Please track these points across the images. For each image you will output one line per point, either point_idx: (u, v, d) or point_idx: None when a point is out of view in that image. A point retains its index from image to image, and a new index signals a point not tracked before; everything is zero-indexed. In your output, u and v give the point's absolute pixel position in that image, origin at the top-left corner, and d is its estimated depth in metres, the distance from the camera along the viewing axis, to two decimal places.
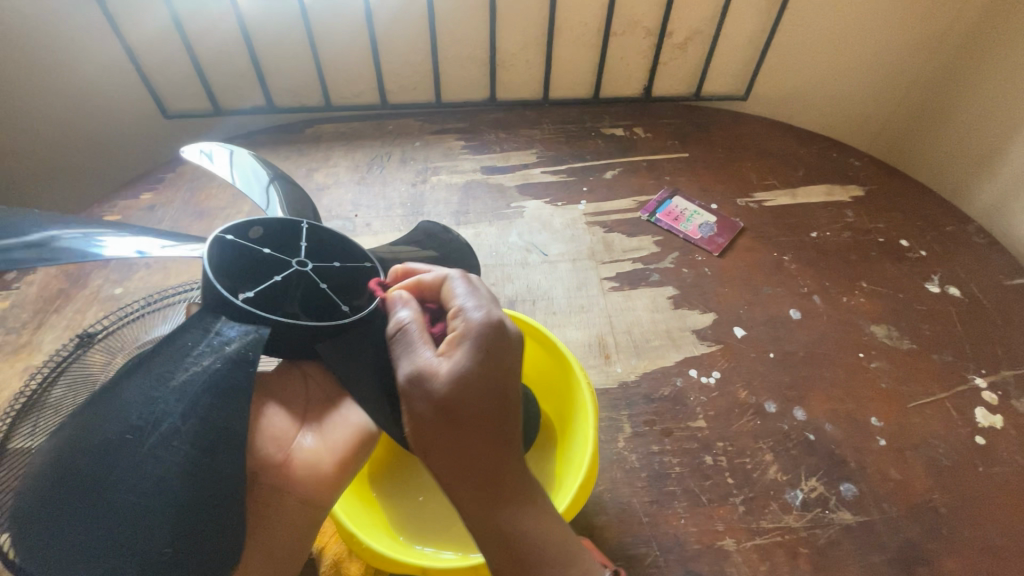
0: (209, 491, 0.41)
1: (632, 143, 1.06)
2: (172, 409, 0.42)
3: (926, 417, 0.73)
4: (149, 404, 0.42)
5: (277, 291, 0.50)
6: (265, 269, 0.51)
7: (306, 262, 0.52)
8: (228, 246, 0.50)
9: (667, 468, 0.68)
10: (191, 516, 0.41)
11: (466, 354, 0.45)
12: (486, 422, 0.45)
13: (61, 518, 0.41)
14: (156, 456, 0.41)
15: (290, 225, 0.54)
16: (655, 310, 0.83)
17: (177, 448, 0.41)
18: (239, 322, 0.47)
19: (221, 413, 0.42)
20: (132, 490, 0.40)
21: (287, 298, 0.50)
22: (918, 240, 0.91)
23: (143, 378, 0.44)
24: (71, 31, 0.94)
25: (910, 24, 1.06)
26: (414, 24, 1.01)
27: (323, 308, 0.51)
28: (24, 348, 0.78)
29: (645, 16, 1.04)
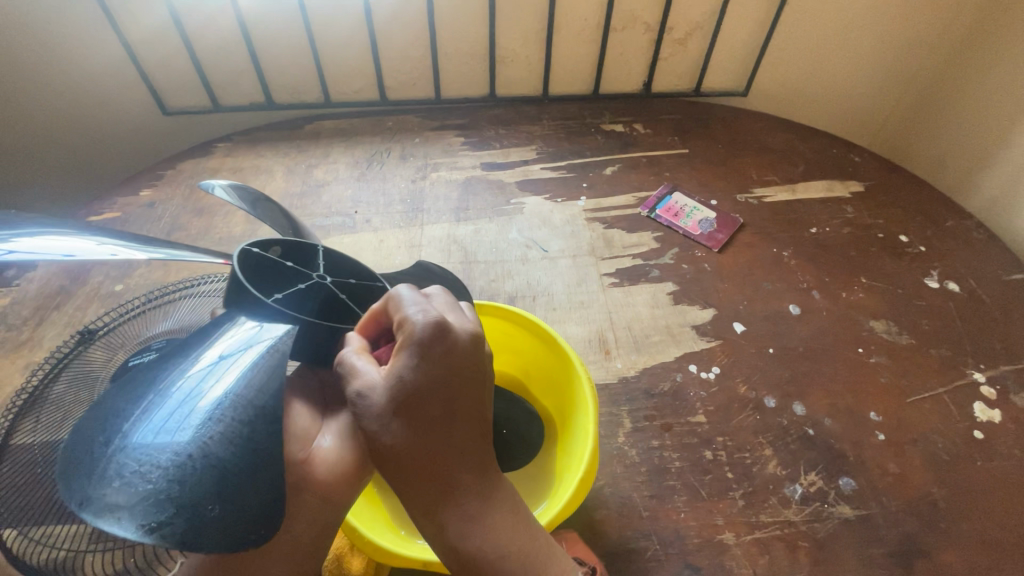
0: (258, 447, 0.39)
1: (632, 139, 1.06)
2: (223, 378, 0.42)
3: (925, 411, 0.73)
4: (188, 384, 0.42)
5: (300, 302, 0.52)
6: (287, 282, 0.53)
7: (325, 276, 0.54)
8: (252, 258, 0.51)
9: (667, 463, 0.68)
10: (227, 480, 0.38)
11: (412, 366, 0.42)
12: (433, 443, 0.43)
13: (85, 491, 0.36)
14: (209, 414, 0.40)
15: (307, 242, 0.56)
16: (655, 305, 0.83)
17: (214, 416, 0.40)
18: (256, 321, 0.47)
19: (273, 379, 0.43)
20: (166, 456, 0.37)
21: (309, 309, 0.52)
22: (917, 235, 0.91)
23: (193, 358, 0.45)
24: (70, 27, 0.94)
25: (910, 20, 1.06)
26: (413, 19, 1.01)
27: (344, 320, 0.54)
28: (25, 345, 0.78)
29: (645, 12, 1.04)
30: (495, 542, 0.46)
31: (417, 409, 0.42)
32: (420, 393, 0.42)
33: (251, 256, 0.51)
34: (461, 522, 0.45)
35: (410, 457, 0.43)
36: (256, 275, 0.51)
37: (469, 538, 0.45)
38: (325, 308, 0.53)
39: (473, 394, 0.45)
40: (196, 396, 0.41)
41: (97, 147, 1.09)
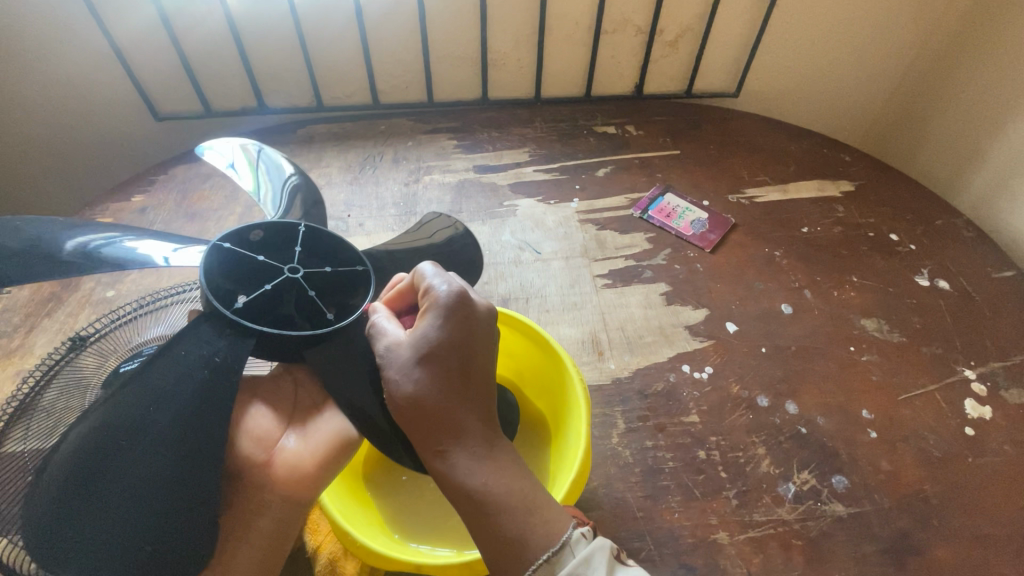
0: (179, 491, 0.44)
1: (624, 140, 1.07)
2: (156, 417, 0.45)
3: (916, 409, 0.74)
4: (134, 412, 0.44)
5: (266, 301, 0.51)
6: (256, 278, 0.52)
7: (297, 269, 0.54)
8: (221, 254, 0.52)
9: (660, 463, 0.68)
10: (167, 516, 0.44)
11: (434, 325, 0.48)
12: (453, 390, 0.47)
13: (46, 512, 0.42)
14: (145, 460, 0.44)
15: (288, 229, 0.56)
16: (649, 306, 0.83)
17: (160, 453, 0.44)
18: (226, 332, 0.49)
19: (208, 421, 0.46)
20: (114, 490, 0.43)
21: (278, 306, 0.52)
22: (907, 234, 0.92)
23: (131, 385, 0.46)
24: (61, 33, 0.94)
25: (898, 21, 1.07)
26: (404, 24, 1.01)
27: (310, 316, 0.53)
28: (16, 352, 0.77)
29: (635, 15, 1.04)
30: (501, 481, 0.46)
31: (437, 359, 0.47)
32: (445, 341, 0.48)
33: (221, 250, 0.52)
34: (477, 467, 0.47)
35: (427, 398, 0.47)
36: (221, 274, 0.52)
37: (477, 476, 0.46)
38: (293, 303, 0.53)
39: (489, 352, 0.50)
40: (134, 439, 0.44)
41: (88, 152, 1.08)
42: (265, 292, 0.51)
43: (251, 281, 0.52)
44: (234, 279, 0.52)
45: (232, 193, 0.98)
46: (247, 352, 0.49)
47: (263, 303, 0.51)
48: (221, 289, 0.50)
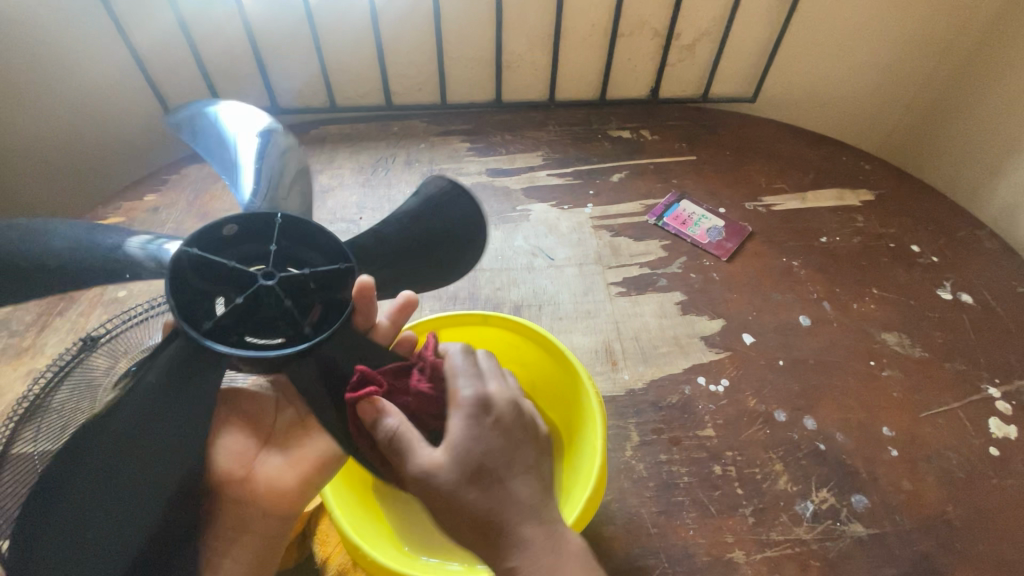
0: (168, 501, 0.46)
1: (639, 145, 1.05)
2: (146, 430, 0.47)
3: (938, 427, 0.72)
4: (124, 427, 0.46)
5: (246, 312, 0.51)
6: (231, 284, 0.51)
7: (272, 274, 0.51)
8: (192, 261, 0.51)
9: (675, 478, 0.67)
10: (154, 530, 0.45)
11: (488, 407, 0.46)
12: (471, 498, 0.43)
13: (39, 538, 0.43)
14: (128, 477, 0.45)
15: (262, 221, 0.53)
16: (663, 315, 0.82)
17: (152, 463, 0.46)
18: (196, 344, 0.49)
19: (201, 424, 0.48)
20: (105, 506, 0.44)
21: (253, 315, 0.51)
22: (930, 245, 0.90)
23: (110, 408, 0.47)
24: (74, 31, 0.93)
25: (921, 26, 1.05)
26: (420, 24, 1.00)
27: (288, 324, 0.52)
28: (28, 351, 0.77)
29: (653, 18, 1.03)
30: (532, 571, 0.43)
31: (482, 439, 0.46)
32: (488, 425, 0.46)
33: (193, 257, 0.51)
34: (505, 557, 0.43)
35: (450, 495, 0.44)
36: (192, 286, 0.50)
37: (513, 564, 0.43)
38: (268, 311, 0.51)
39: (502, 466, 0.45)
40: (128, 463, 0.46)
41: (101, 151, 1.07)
42: (246, 302, 0.51)
43: (227, 286, 0.51)
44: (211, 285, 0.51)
45: None
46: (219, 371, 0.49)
47: (242, 313, 0.51)
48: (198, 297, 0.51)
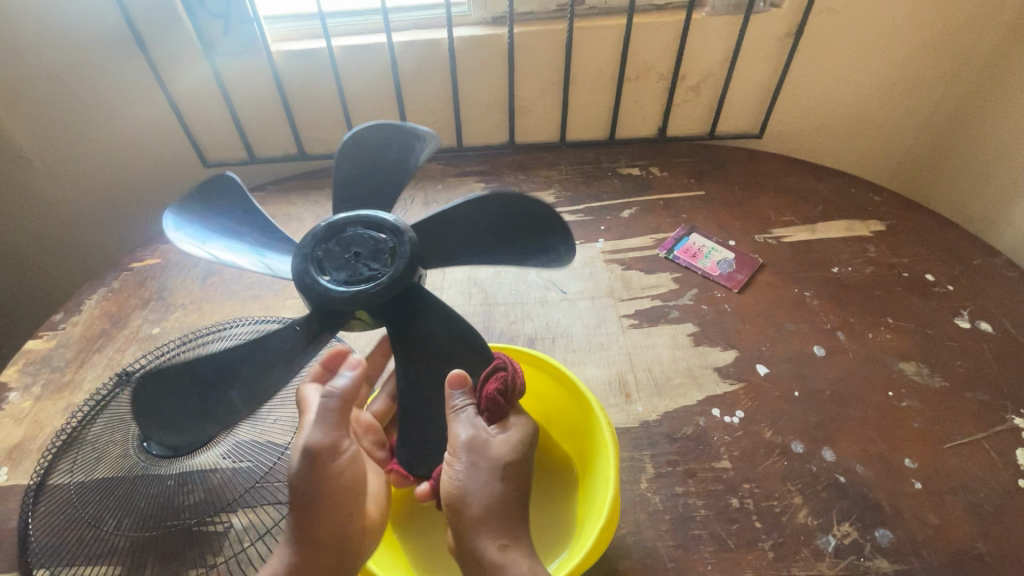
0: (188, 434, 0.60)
1: (648, 182, 1.09)
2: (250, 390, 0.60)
3: (963, 458, 0.70)
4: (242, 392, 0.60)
5: (348, 261, 0.58)
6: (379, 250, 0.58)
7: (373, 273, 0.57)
8: (405, 244, 0.58)
9: (692, 511, 0.66)
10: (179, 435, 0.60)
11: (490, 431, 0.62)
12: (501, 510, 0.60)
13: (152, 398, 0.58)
14: (183, 392, 0.58)
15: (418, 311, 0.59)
16: (676, 347, 0.83)
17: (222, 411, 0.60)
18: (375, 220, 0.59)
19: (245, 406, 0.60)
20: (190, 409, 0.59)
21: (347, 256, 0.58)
22: (944, 274, 0.90)
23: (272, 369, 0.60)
24: (117, 86, 1.02)
25: (924, 64, 1.08)
26: (435, 72, 1.07)
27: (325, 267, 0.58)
28: (67, 387, 0.81)
29: (658, 62, 1.08)
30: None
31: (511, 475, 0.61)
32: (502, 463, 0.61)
33: (391, 230, 0.59)
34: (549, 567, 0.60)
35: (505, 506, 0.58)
36: (356, 228, 0.59)
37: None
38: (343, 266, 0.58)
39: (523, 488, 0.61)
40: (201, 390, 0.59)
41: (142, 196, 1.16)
42: (362, 256, 0.58)
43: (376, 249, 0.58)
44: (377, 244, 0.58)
45: None
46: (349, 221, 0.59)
47: (346, 260, 0.58)
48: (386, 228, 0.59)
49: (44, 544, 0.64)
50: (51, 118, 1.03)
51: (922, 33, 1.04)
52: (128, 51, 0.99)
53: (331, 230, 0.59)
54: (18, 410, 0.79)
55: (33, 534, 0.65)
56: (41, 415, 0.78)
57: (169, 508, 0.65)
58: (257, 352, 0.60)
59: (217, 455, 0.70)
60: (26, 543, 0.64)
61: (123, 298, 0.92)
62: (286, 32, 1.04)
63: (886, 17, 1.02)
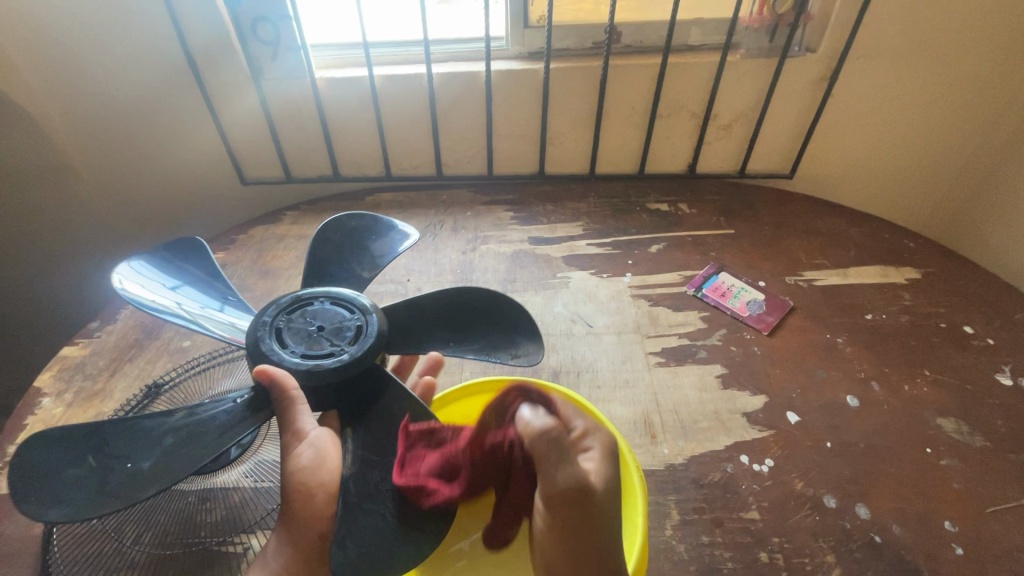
0: (81, 490, 0.49)
1: (677, 218, 1.09)
2: (178, 465, 0.52)
3: (1007, 525, 0.67)
4: (171, 464, 0.52)
5: (310, 335, 0.59)
6: (344, 326, 0.60)
7: (335, 346, 0.58)
8: (369, 324, 0.61)
9: (719, 563, 0.64)
10: (79, 485, 0.50)
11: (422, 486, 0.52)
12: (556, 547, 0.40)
13: (72, 447, 0.52)
14: (83, 462, 0.51)
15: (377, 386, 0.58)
16: (703, 389, 0.81)
17: (136, 474, 0.51)
18: (347, 300, 0.63)
19: (165, 477, 0.51)
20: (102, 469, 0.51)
21: (310, 326, 0.60)
22: (984, 326, 0.87)
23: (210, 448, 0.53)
24: (170, 111, 1.07)
25: (962, 110, 1.07)
26: (471, 103, 1.10)
27: (284, 335, 0.59)
28: (97, 395, 0.82)
29: (691, 101, 1.09)
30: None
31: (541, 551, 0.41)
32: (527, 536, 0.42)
33: (357, 309, 0.62)
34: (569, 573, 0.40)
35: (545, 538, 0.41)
36: (324, 303, 0.63)
37: None
38: (306, 334, 0.59)
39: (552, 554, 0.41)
40: (103, 461, 0.51)
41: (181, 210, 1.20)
42: (324, 331, 0.60)
43: (340, 326, 0.60)
44: (343, 321, 0.61)
45: (302, 253, 1.05)
46: (318, 296, 0.63)
47: (307, 333, 0.59)
48: (354, 307, 0.63)
49: (63, 554, 0.65)
50: (104, 133, 1.08)
51: (962, 78, 1.03)
52: (184, 79, 1.04)
53: (299, 301, 0.62)
54: (49, 416, 0.80)
55: (56, 549, 0.65)
56: (71, 421, 0.79)
57: (190, 525, 0.67)
58: (188, 419, 0.55)
59: (239, 474, 0.71)
60: (46, 550, 0.64)
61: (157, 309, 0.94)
62: (329, 60, 1.08)
63: (923, 63, 1.02)
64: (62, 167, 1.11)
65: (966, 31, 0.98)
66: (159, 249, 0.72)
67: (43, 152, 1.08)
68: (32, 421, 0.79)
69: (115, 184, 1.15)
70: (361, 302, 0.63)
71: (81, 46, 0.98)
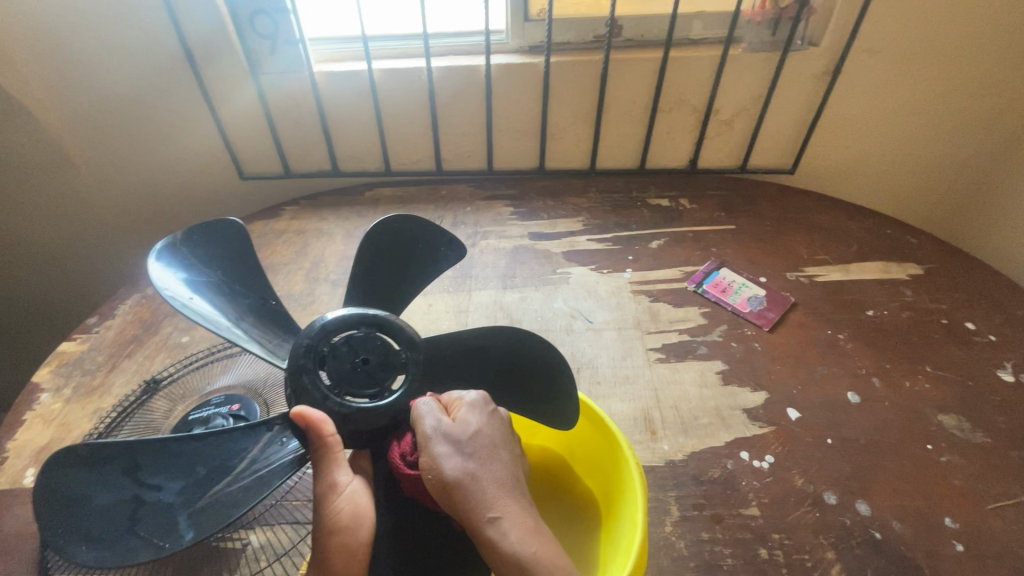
0: (114, 528, 0.49)
1: (678, 214, 1.08)
2: (210, 512, 0.51)
3: (1008, 521, 0.67)
4: (200, 513, 0.51)
5: (355, 369, 0.56)
6: (390, 362, 0.58)
7: (380, 387, 0.57)
8: (415, 363, 0.58)
9: (718, 559, 0.64)
10: (113, 521, 0.49)
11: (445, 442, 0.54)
12: None
13: (106, 477, 0.50)
14: (118, 494, 0.50)
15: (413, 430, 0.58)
16: (704, 385, 0.81)
17: (165, 521, 0.50)
18: (394, 329, 0.59)
19: (193, 525, 0.50)
20: (134, 508, 0.50)
21: (353, 357, 0.57)
22: (986, 323, 0.87)
23: (244, 494, 0.53)
24: (168, 105, 1.06)
25: (967, 105, 1.06)
26: (471, 97, 1.09)
27: (327, 365, 0.56)
28: (96, 391, 0.82)
29: (692, 95, 1.08)
30: None
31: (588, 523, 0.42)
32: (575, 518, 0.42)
33: (403, 342, 0.59)
34: None
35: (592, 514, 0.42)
36: (370, 329, 0.58)
37: None
38: (349, 368, 0.56)
39: None
40: (137, 496, 0.50)
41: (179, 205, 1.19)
42: (369, 366, 0.57)
43: (385, 361, 0.57)
44: (389, 354, 0.58)
45: (301, 248, 1.04)
46: (365, 320, 0.59)
47: (352, 366, 0.56)
48: (401, 339, 0.59)
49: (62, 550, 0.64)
50: (101, 127, 1.07)
51: (966, 73, 1.02)
52: (181, 73, 1.03)
53: (344, 323, 0.58)
54: (48, 411, 0.80)
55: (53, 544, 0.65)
56: (70, 417, 0.79)
57: None
58: (216, 451, 0.54)
59: None
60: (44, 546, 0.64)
61: (155, 304, 0.94)
62: (328, 53, 1.07)
63: (927, 58, 1.01)
64: (59, 162, 1.10)
65: (971, 25, 0.97)
66: (177, 239, 0.65)
67: (40, 145, 1.07)
68: (31, 416, 0.79)
69: (113, 179, 1.15)
70: (410, 334, 0.60)
71: (78, 39, 0.97)
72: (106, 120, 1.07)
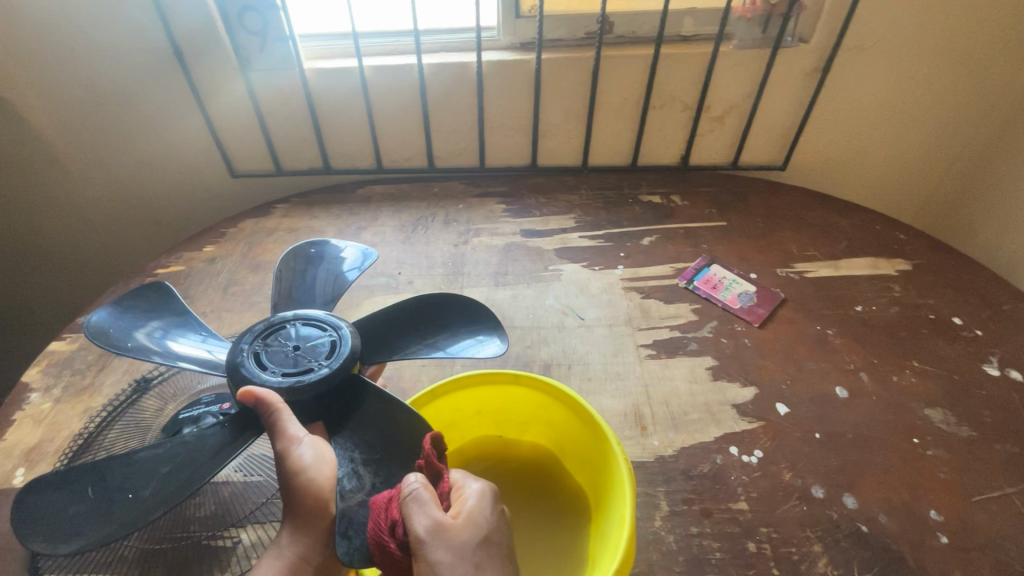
0: (91, 519, 0.52)
1: (669, 210, 1.09)
2: (176, 489, 0.53)
3: (992, 513, 0.68)
4: (168, 490, 0.53)
5: (289, 355, 0.58)
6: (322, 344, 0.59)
7: (315, 364, 0.57)
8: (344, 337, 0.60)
9: (707, 553, 0.64)
10: (88, 514, 0.52)
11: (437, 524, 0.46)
12: None
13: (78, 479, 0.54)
14: (93, 494, 0.53)
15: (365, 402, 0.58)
16: (694, 381, 0.81)
17: (136, 503, 0.52)
18: (319, 319, 0.62)
19: (164, 502, 0.52)
20: (106, 498, 0.53)
21: (285, 349, 0.59)
22: (972, 318, 0.88)
23: (209, 467, 0.54)
24: (156, 102, 1.06)
25: (955, 101, 1.07)
26: (464, 95, 1.09)
27: (264, 361, 0.58)
28: (86, 390, 0.82)
29: (684, 93, 1.08)
30: None
31: None
32: None
33: (329, 326, 0.61)
34: None
35: None
36: (300, 325, 0.61)
37: None
38: (282, 355, 0.58)
39: None
40: (108, 492, 0.53)
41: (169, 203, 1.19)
42: (301, 350, 0.59)
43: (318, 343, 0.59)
44: (320, 339, 0.60)
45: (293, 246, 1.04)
46: (291, 318, 0.62)
47: (285, 354, 0.58)
48: (327, 325, 0.61)
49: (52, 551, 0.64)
50: (88, 125, 1.06)
51: (954, 70, 1.03)
52: (171, 70, 1.03)
53: (272, 325, 0.61)
54: (38, 411, 0.79)
55: None
56: (59, 417, 0.79)
57: (179, 521, 0.66)
58: (182, 447, 0.55)
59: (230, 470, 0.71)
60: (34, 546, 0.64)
61: None
62: (319, 51, 1.07)
63: (916, 55, 1.01)
64: (47, 160, 1.09)
65: (959, 23, 0.98)
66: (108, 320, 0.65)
67: (28, 143, 1.06)
68: (20, 416, 0.79)
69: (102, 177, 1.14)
70: (334, 321, 0.62)
71: (66, 37, 0.96)
72: (94, 117, 1.06)
